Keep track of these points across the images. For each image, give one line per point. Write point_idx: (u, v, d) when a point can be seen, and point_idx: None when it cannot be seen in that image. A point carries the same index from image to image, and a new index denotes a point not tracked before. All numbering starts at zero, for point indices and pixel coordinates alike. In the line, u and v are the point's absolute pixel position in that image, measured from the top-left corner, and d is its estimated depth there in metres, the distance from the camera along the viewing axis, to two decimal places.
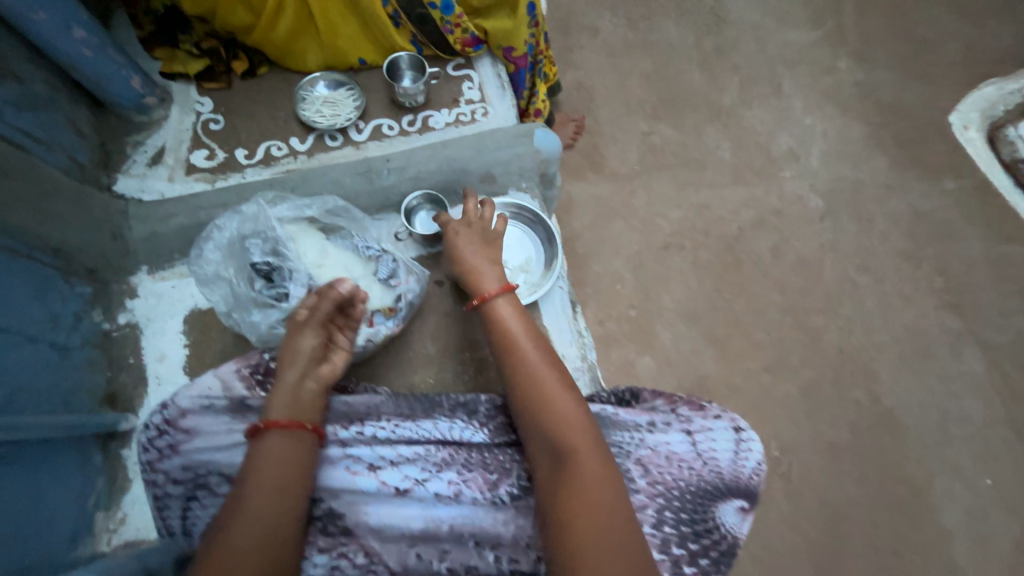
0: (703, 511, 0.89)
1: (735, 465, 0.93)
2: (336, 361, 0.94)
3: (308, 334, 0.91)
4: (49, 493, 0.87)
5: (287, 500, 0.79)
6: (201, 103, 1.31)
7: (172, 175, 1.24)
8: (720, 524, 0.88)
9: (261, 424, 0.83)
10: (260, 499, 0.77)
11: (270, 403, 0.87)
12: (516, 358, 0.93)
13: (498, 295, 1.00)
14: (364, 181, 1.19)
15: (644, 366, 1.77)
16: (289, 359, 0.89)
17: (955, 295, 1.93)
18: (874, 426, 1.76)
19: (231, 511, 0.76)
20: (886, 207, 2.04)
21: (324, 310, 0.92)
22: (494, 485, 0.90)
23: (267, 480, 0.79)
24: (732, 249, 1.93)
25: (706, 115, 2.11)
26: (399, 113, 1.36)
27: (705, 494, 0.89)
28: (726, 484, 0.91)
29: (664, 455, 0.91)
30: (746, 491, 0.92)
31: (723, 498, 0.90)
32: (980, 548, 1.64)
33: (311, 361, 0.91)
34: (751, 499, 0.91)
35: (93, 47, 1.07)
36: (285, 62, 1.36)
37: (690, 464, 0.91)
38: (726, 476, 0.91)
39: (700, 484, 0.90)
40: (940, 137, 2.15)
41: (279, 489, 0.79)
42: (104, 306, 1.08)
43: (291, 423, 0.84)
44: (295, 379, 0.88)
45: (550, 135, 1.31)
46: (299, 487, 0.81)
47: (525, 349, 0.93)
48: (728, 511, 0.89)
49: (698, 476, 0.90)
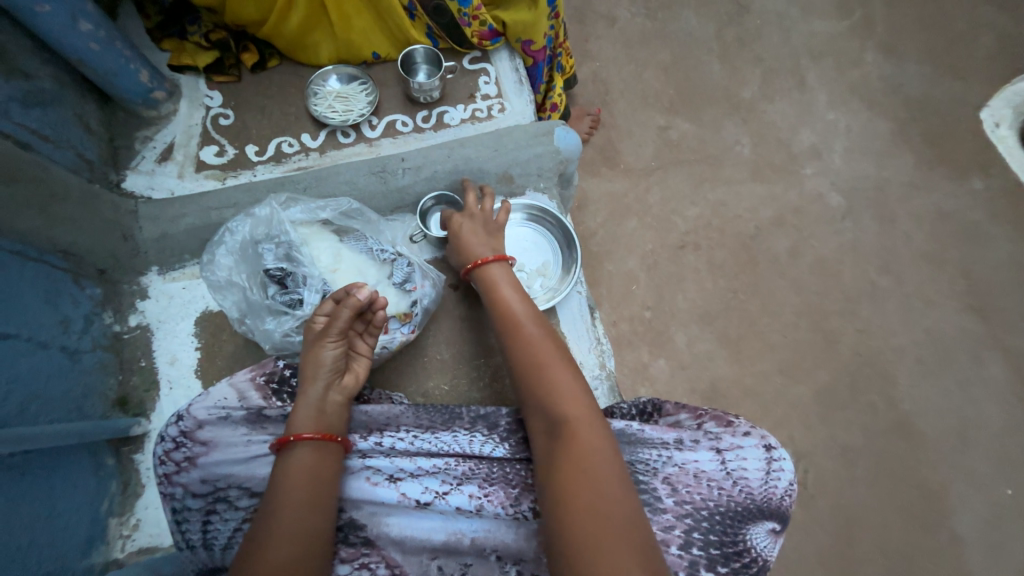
0: (734, 534, 0.85)
1: (766, 485, 0.89)
2: (358, 369, 0.93)
3: (329, 345, 0.89)
4: (64, 500, 0.86)
5: (317, 519, 0.77)
6: (210, 97, 1.27)
7: (182, 173, 1.21)
8: (751, 547, 0.85)
9: (288, 436, 0.82)
10: (291, 516, 0.75)
11: (293, 416, 0.85)
12: (515, 337, 0.93)
13: (495, 270, 1.02)
14: (379, 181, 1.15)
15: (657, 369, 1.74)
16: (311, 372, 0.87)
17: (978, 299, 1.88)
18: (890, 432, 1.73)
19: (262, 526, 0.75)
20: (910, 206, 1.97)
21: (342, 319, 0.89)
22: (516, 501, 0.86)
23: (295, 495, 0.77)
24: (749, 249, 1.88)
25: (725, 109, 2.04)
26: (413, 109, 1.32)
27: (736, 516, 0.86)
28: (757, 506, 0.87)
29: (693, 474, 0.88)
30: (777, 512, 0.88)
31: (753, 520, 0.87)
32: (993, 556, 1.63)
33: (334, 372, 0.90)
34: (783, 520, 0.88)
35: (100, 41, 1.03)
36: (297, 55, 1.31)
37: (720, 483, 0.88)
38: (757, 497, 0.88)
39: (730, 505, 0.87)
40: (969, 133, 2.07)
41: (306, 505, 0.77)
42: (115, 308, 1.06)
43: (322, 437, 0.83)
44: (319, 392, 0.87)
45: (570, 133, 1.26)
46: (325, 501, 0.79)
47: (525, 328, 0.93)
48: (759, 533, 0.86)
49: (728, 496, 0.88)
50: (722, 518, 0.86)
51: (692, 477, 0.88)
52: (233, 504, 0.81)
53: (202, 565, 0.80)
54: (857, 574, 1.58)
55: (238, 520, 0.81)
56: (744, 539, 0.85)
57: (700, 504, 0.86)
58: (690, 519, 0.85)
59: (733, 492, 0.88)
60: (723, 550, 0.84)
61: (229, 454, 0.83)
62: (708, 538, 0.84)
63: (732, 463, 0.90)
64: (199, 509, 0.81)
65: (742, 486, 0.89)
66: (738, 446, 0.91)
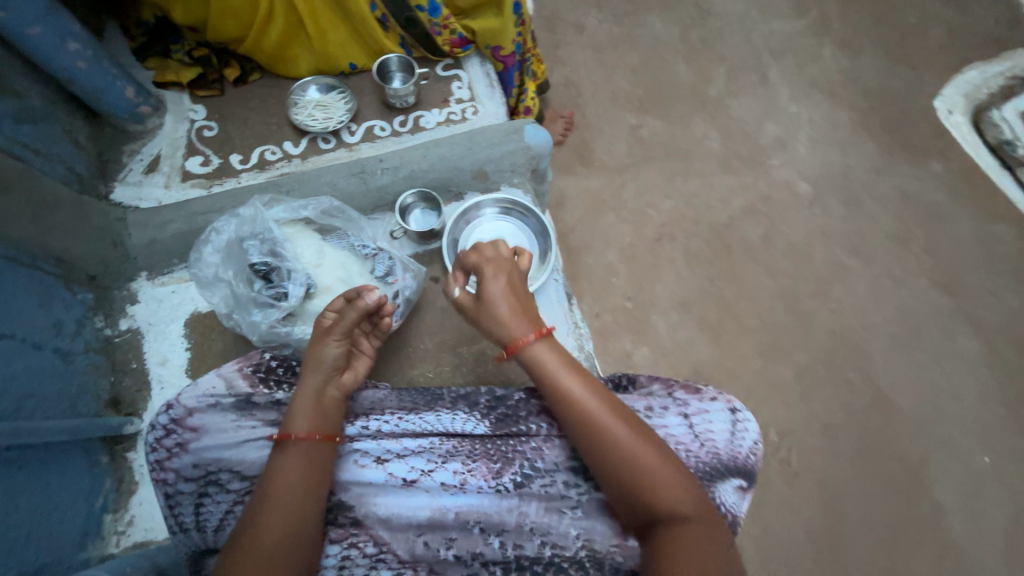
0: (703, 493, 0.91)
1: (732, 445, 0.95)
2: (358, 366, 0.96)
3: (332, 343, 0.90)
4: (59, 494, 0.90)
5: (309, 502, 0.82)
6: (194, 111, 1.33)
7: (168, 183, 1.26)
8: (719, 504, 0.91)
9: (289, 436, 0.84)
10: (286, 500, 0.80)
11: (290, 412, 0.86)
12: (604, 441, 0.83)
13: (538, 345, 0.90)
14: (359, 182, 1.20)
15: (640, 357, 1.78)
16: (313, 366, 0.89)
17: (944, 275, 1.94)
18: (868, 408, 1.75)
19: (258, 506, 0.80)
20: (874, 189, 2.06)
21: (348, 320, 0.91)
22: (497, 474, 0.91)
23: (288, 480, 0.81)
24: (721, 237, 1.95)
25: (693, 106, 2.13)
26: (391, 114, 1.38)
27: (704, 476, 0.92)
28: (724, 465, 0.93)
29: (662, 439, 0.94)
30: (744, 470, 0.94)
31: (721, 478, 0.92)
32: (980, 524, 1.63)
33: (334, 369, 0.91)
34: (750, 477, 0.94)
35: (88, 60, 1.09)
36: (276, 68, 1.36)
37: (688, 446, 0.94)
38: (724, 456, 0.94)
39: (698, 466, 0.93)
40: (924, 120, 2.17)
41: (300, 490, 0.81)
42: (106, 312, 1.11)
43: (315, 435, 0.85)
44: (318, 385, 0.89)
45: (540, 130, 1.31)
46: (318, 482, 0.84)
47: (612, 429, 0.84)
48: (727, 490, 0.91)
49: (696, 457, 0.93)
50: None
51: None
52: (224, 487, 0.85)
53: (196, 547, 0.84)
54: (846, 549, 1.57)
55: (229, 502, 0.85)
56: (712, 496, 0.90)
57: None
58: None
59: (700, 453, 0.93)
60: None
61: (220, 439, 0.87)
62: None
63: (698, 426, 0.96)
64: (191, 493, 0.86)
65: (710, 447, 0.94)
66: (703, 410, 0.97)
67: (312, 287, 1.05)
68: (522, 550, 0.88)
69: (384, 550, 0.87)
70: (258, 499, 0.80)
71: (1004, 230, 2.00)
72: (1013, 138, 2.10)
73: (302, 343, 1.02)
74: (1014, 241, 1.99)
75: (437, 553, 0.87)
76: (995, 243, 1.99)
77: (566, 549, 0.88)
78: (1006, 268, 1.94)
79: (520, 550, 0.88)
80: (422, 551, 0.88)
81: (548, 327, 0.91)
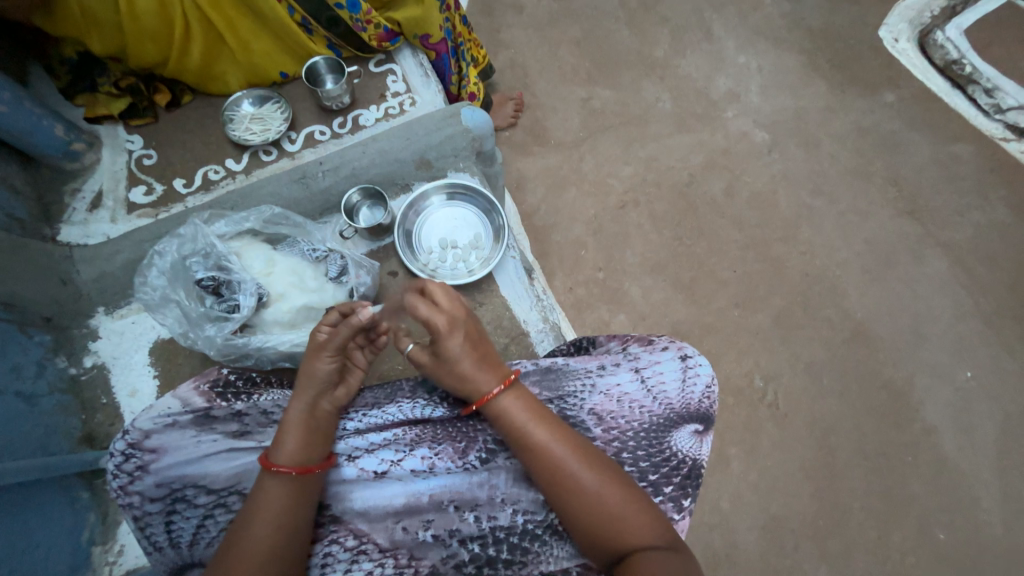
0: (659, 443, 0.95)
1: (683, 393, 0.98)
2: (350, 378, 0.96)
3: (326, 358, 0.90)
4: (40, 534, 0.90)
5: (300, 510, 0.82)
6: (131, 141, 1.33)
7: (115, 217, 1.26)
8: (675, 451, 0.95)
9: (292, 471, 0.83)
10: (275, 518, 0.80)
11: (280, 436, 0.86)
12: (570, 486, 0.83)
13: (503, 395, 0.89)
14: (302, 188, 1.21)
15: (619, 325, 1.74)
16: (305, 382, 0.89)
17: (909, 202, 1.90)
18: (850, 340, 1.74)
19: (245, 521, 0.80)
20: (830, 128, 1.99)
21: (342, 336, 0.90)
22: (463, 452, 0.92)
23: (276, 500, 0.81)
24: (685, 196, 1.89)
25: (641, 72, 2.07)
26: (329, 117, 1.38)
27: (659, 427, 0.96)
28: (678, 413, 0.97)
29: (615, 398, 0.96)
30: (698, 415, 0.97)
31: (676, 427, 0.96)
32: (967, 438, 1.65)
33: (326, 384, 0.91)
34: (705, 421, 0.97)
35: (8, 102, 1.07)
36: (206, 87, 1.37)
37: (642, 402, 0.97)
38: (677, 405, 0.97)
39: (652, 419, 0.96)
40: (873, 52, 2.09)
41: (289, 506, 0.81)
42: (68, 351, 1.10)
43: (300, 471, 0.83)
44: (310, 399, 0.89)
45: (478, 111, 1.31)
46: (308, 496, 0.84)
47: (578, 473, 0.83)
48: (683, 437, 0.96)
49: (650, 411, 0.97)
50: (647, 433, 0.95)
51: (616, 401, 0.97)
52: (191, 502, 0.88)
53: (175, 562, 0.88)
54: (841, 480, 1.59)
55: (199, 517, 0.88)
56: (669, 446, 0.95)
57: (625, 425, 0.96)
58: (618, 441, 0.95)
59: (654, 407, 0.97)
60: (652, 461, 0.94)
61: (181, 456, 0.88)
62: (636, 454, 0.94)
63: (651, 380, 0.98)
64: (159, 512, 0.87)
65: (662, 399, 0.97)
66: (655, 362, 1.00)
67: (264, 296, 1.09)
68: (496, 521, 0.90)
69: (364, 541, 0.89)
70: (243, 514, 0.81)
71: (963, 149, 1.95)
72: (959, 57, 2.04)
73: (261, 350, 1.06)
74: (973, 159, 1.94)
75: (416, 536, 0.89)
76: (957, 163, 1.93)
77: (537, 514, 0.91)
78: (968, 186, 1.91)
79: (495, 521, 0.90)
80: (401, 537, 0.89)
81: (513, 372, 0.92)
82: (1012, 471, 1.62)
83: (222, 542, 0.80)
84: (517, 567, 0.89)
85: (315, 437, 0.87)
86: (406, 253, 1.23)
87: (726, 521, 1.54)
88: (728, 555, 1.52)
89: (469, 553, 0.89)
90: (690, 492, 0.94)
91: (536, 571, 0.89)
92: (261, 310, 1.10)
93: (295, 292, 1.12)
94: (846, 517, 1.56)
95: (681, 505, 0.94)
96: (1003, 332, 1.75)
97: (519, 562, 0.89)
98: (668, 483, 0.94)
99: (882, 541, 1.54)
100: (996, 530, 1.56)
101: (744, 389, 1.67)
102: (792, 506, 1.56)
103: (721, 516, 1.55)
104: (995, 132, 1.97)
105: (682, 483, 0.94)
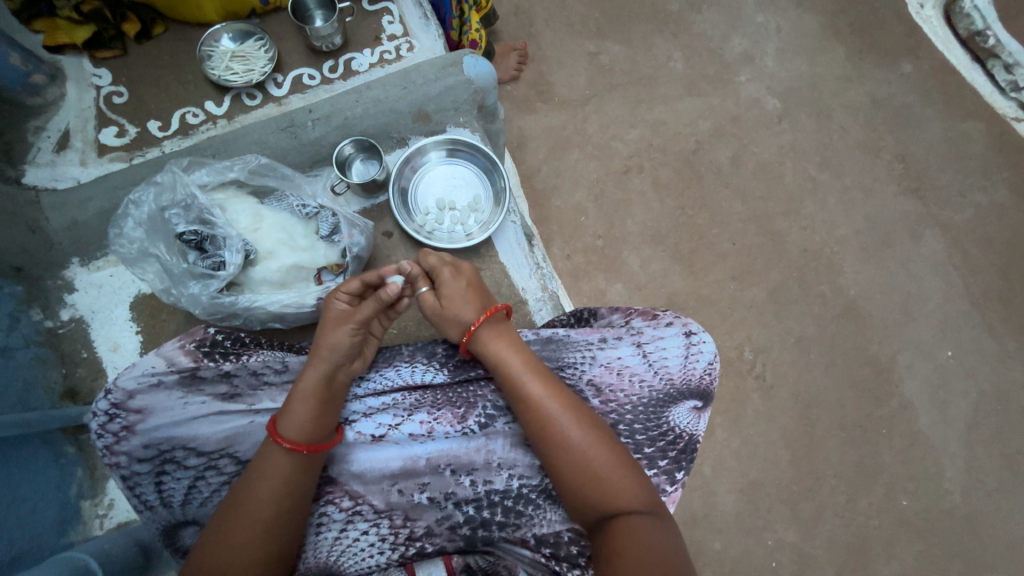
0: (658, 418, 0.96)
1: (685, 368, 0.98)
2: (366, 350, 0.91)
3: (348, 330, 0.86)
4: (25, 487, 0.89)
5: (305, 481, 0.81)
6: (98, 76, 1.21)
7: (85, 160, 1.17)
8: (674, 426, 0.96)
9: (302, 447, 0.80)
10: (282, 486, 0.79)
11: (287, 411, 0.82)
12: (558, 441, 0.83)
13: (500, 337, 0.90)
14: (289, 137, 1.12)
15: (615, 294, 1.72)
16: (325, 352, 0.85)
17: (915, 180, 1.86)
18: (840, 317, 1.75)
19: (249, 487, 0.79)
20: (845, 98, 1.91)
21: (367, 309, 0.86)
22: (462, 418, 0.91)
23: (280, 472, 0.79)
24: (690, 164, 1.83)
25: (653, 25, 1.93)
26: (319, 60, 1.27)
27: (659, 403, 0.96)
28: (679, 389, 0.97)
29: (615, 370, 0.96)
30: (699, 391, 0.97)
31: (676, 403, 0.96)
32: (941, 414, 1.71)
33: (347, 356, 0.86)
34: (704, 397, 0.97)
35: None
36: (181, 15, 1.23)
37: (642, 375, 0.97)
38: (677, 381, 0.97)
39: (653, 393, 0.96)
40: (899, 17, 1.97)
41: (296, 475, 0.80)
42: (43, 304, 1.05)
43: (313, 449, 0.81)
44: (325, 371, 0.84)
45: (481, 60, 1.20)
46: (314, 468, 0.83)
47: (567, 431, 0.83)
48: (681, 413, 0.96)
49: (650, 385, 0.96)
50: (644, 407, 0.96)
51: (616, 373, 0.96)
52: (181, 463, 0.86)
53: (168, 521, 0.88)
54: (819, 450, 1.65)
55: (191, 477, 0.87)
56: (666, 422, 0.96)
57: (623, 399, 0.96)
58: (615, 414, 0.96)
59: (654, 381, 0.97)
60: (648, 434, 0.95)
61: (168, 417, 0.86)
62: (633, 427, 0.95)
63: (653, 355, 0.98)
64: (149, 473, 0.86)
65: (664, 374, 0.97)
66: (659, 337, 0.99)
67: (252, 253, 1.04)
68: (492, 484, 0.91)
69: (359, 503, 0.89)
70: (246, 481, 0.80)
71: (974, 127, 1.90)
72: (985, 27, 1.91)
73: (249, 310, 1.02)
74: (983, 137, 1.89)
75: (412, 498, 0.90)
76: (967, 142, 1.89)
77: (532, 478, 0.92)
78: (974, 166, 1.87)
79: (490, 485, 0.91)
80: (396, 499, 0.90)
81: (500, 308, 0.93)
82: (979, 445, 1.70)
83: (223, 504, 0.79)
84: (511, 529, 0.90)
85: (328, 408, 0.84)
86: (402, 213, 1.17)
87: (707, 485, 1.60)
88: (706, 515, 1.59)
89: (464, 516, 0.90)
90: (684, 466, 0.96)
91: (529, 534, 0.90)
92: (248, 267, 1.05)
93: (284, 250, 1.07)
94: (819, 483, 1.63)
95: (674, 477, 0.95)
96: (989, 314, 1.78)
97: (513, 524, 0.90)
98: (663, 457, 0.95)
99: (850, 505, 1.62)
100: (956, 498, 1.66)
101: (733, 361, 1.69)
102: (770, 473, 1.62)
103: (703, 480, 1.61)
104: (1007, 111, 1.91)
105: (677, 456, 0.95)
